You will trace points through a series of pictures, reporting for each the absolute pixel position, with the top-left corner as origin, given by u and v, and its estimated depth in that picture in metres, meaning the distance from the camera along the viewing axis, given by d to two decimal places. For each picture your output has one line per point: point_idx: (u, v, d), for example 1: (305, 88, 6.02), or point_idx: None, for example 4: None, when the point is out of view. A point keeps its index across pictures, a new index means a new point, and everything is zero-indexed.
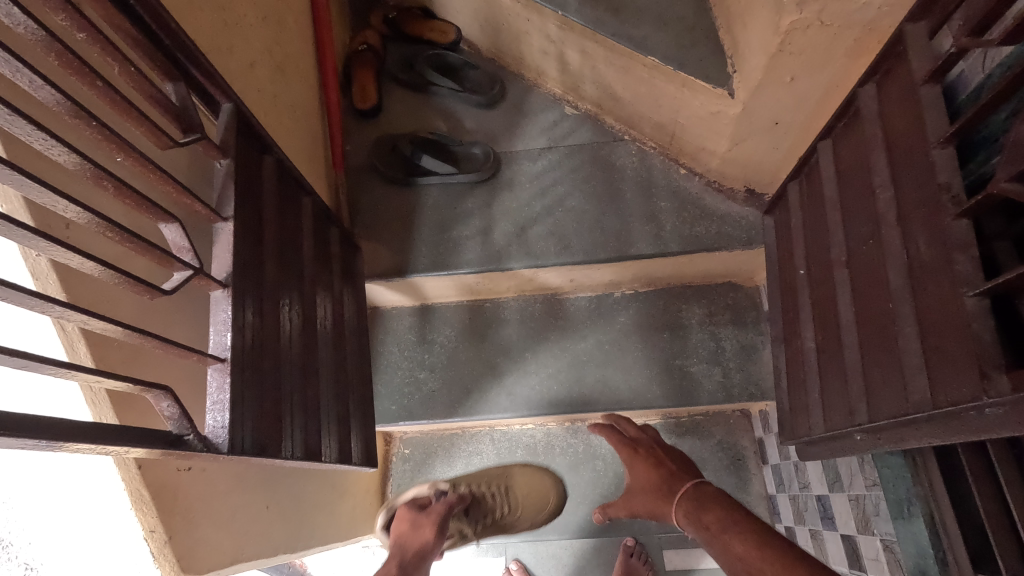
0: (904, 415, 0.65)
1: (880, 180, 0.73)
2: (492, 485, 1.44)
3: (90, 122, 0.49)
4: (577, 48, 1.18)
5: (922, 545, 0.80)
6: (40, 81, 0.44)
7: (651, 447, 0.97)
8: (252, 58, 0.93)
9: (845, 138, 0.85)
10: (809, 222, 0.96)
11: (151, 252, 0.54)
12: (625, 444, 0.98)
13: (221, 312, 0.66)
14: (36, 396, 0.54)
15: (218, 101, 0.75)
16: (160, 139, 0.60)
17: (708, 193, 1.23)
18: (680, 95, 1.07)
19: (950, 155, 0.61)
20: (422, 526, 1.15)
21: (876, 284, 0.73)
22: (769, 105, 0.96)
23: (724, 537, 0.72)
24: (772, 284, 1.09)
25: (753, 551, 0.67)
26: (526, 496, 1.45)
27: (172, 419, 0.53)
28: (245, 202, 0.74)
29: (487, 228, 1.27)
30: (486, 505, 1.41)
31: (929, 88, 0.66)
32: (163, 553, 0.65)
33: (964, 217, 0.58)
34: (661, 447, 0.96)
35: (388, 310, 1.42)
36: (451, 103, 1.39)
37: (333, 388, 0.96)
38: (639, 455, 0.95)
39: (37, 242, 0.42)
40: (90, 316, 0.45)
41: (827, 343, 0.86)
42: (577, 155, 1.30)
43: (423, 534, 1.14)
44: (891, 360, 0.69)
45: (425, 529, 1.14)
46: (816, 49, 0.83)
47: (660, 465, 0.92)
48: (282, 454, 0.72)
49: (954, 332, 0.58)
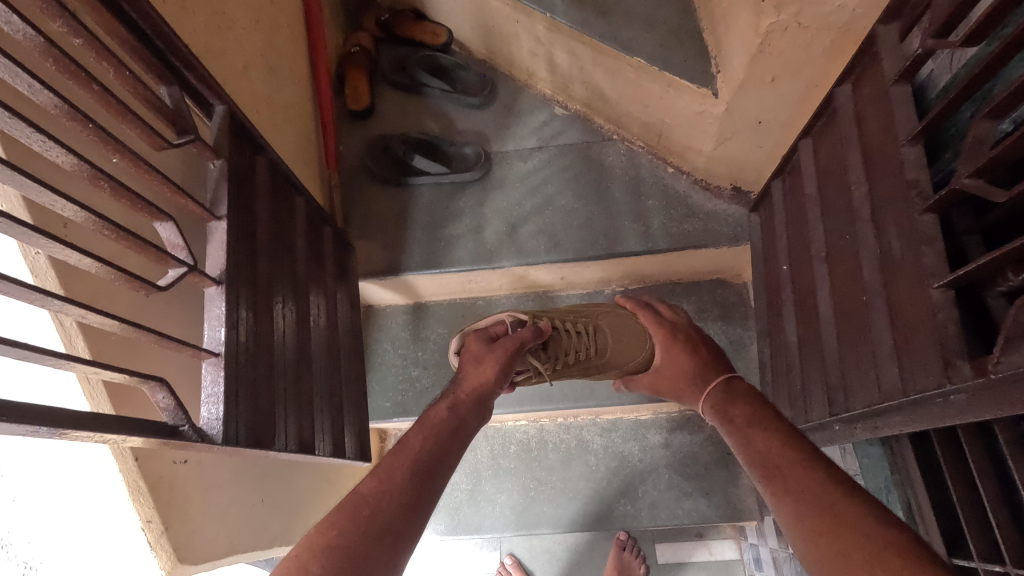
0: (877, 403, 0.68)
1: (855, 177, 0.75)
2: (580, 322, 0.98)
3: (86, 124, 0.51)
4: (565, 49, 1.20)
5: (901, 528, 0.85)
6: (38, 85, 0.46)
7: (690, 332, 0.94)
8: (245, 61, 0.95)
9: (825, 136, 0.87)
10: (791, 219, 0.98)
11: (146, 250, 0.56)
12: (662, 328, 0.94)
13: (215, 308, 0.68)
14: (37, 387, 0.56)
15: (211, 103, 0.77)
16: (154, 140, 0.62)
17: (696, 191, 1.25)
18: (665, 95, 1.09)
19: (918, 153, 0.64)
20: (495, 351, 0.86)
21: (852, 278, 0.76)
22: (752, 104, 0.98)
23: (750, 431, 0.73)
24: (758, 280, 1.11)
25: (776, 449, 0.69)
26: (619, 342, 0.97)
27: (167, 410, 0.55)
28: (238, 201, 0.76)
29: (478, 226, 1.29)
30: (567, 341, 0.95)
31: (899, 88, 0.68)
32: (160, 543, 0.67)
33: (931, 212, 0.61)
34: (703, 336, 0.93)
35: (382, 308, 1.44)
36: (443, 104, 1.41)
37: (327, 384, 0.98)
38: (677, 343, 0.92)
39: (37, 239, 0.44)
40: (88, 310, 0.47)
41: (808, 336, 0.89)
42: (567, 154, 1.32)
43: (491, 373, 0.84)
44: (866, 351, 0.72)
45: (496, 366, 0.84)
46: (795, 50, 0.85)
47: (698, 349, 0.91)
48: (275, 446, 0.74)
49: (921, 323, 0.60)
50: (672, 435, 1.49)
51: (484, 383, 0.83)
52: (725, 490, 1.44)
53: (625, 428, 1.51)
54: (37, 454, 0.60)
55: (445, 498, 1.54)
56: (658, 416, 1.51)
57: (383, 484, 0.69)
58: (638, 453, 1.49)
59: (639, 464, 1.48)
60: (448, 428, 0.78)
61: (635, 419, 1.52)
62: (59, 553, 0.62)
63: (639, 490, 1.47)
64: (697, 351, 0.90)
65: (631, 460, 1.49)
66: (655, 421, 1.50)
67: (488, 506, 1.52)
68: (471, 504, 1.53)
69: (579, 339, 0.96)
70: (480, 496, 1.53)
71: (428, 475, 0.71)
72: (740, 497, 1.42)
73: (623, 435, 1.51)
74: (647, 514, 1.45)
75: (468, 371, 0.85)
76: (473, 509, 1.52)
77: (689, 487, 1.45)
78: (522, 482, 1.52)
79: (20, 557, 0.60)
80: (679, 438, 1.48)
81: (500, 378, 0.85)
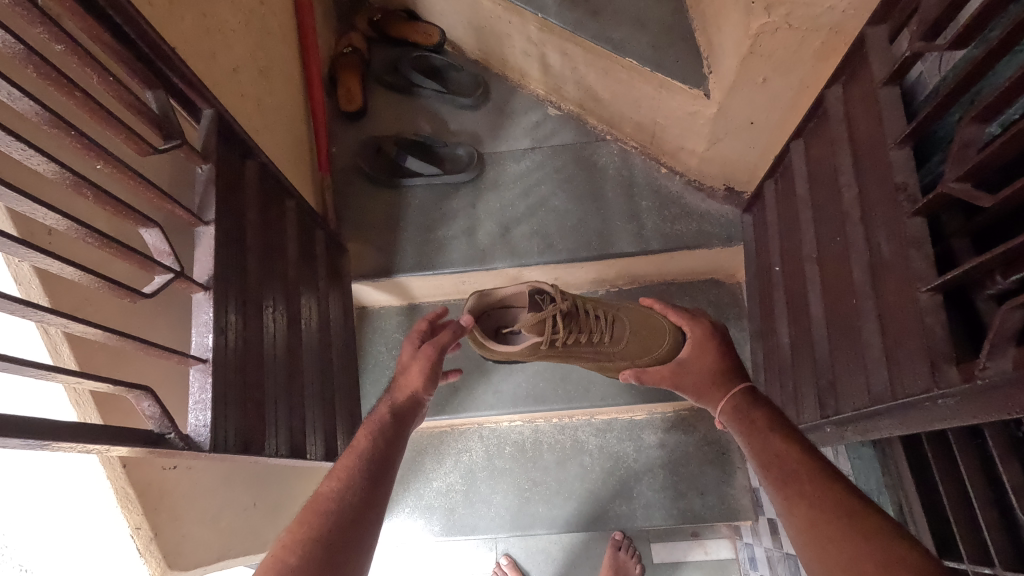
0: (867, 406, 0.68)
1: (845, 179, 0.75)
2: (602, 308, 0.97)
3: (68, 131, 0.50)
4: (557, 50, 1.19)
5: None
6: (18, 92, 0.45)
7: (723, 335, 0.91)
8: (234, 64, 0.95)
9: (815, 137, 0.87)
10: (783, 220, 0.98)
11: (131, 257, 0.56)
12: (699, 327, 0.91)
13: (203, 314, 0.67)
14: (26, 396, 0.56)
15: (198, 107, 0.76)
16: (139, 145, 0.61)
17: (689, 191, 1.24)
18: (658, 95, 1.09)
19: (907, 155, 0.64)
20: (422, 357, 0.83)
21: (842, 280, 0.76)
22: (744, 105, 0.98)
23: (770, 437, 0.71)
24: (751, 280, 1.11)
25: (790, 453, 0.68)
26: (638, 332, 0.97)
27: (152, 418, 0.55)
28: (227, 206, 0.76)
29: (471, 227, 1.29)
30: (586, 323, 0.93)
31: (888, 90, 0.68)
32: (149, 549, 0.67)
33: (919, 215, 0.60)
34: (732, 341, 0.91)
35: (376, 310, 1.44)
36: (436, 105, 1.40)
37: (319, 387, 0.98)
38: (712, 343, 0.89)
39: (16, 249, 0.44)
40: (70, 320, 0.47)
41: (800, 337, 0.89)
42: (560, 155, 1.32)
43: (419, 381, 0.82)
44: (856, 353, 0.72)
45: (424, 374, 0.82)
46: (786, 51, 0.85)
47: (729, 353, 0.88)
48: (266, 451, 0.74)
49: (910, 326, 0.60)
50: (667, 435, 1.49)
51: (414, 391, 0.82)
52: (720, 489, 1.44)
53: (620, 428, 1.52)
54: (21, 461, 0.59)
55: (440, 499, 1.54)
56: (653, 416, 1.51)
57: (344, 480, 0.69)
58: (633, 453, 1.49)
59: (634, 464, 1.48)
60: (397, 417, 0.79)
61: (630, 419, 1.52)
62: (51, 555, 0.62)
63: (635, 490, 1.47)
64: (728, 354, 0.88)
65: (626, 460, 1.49)
66: (650, 421, 1.50)
67: (484, 507, 1.51)
68: (467, 505, 1.52)
69: (595, 322, 0.95)
70: (475, 497, 1.52)
71: (385, 463, 0.72)
72: (735, 497, 1.43)
73: (618, 436, 1.51)
74: (642, 515, 1.45)
75: (399, 377, 0.83)
76: (468, 509, 1.52)
77: (684, 487, 1.45)
78: (517, 482, 1.52)
79: (16, 558, 0.60)
80: (674, 438, 1.49)
81: (428, 385, 0.83)
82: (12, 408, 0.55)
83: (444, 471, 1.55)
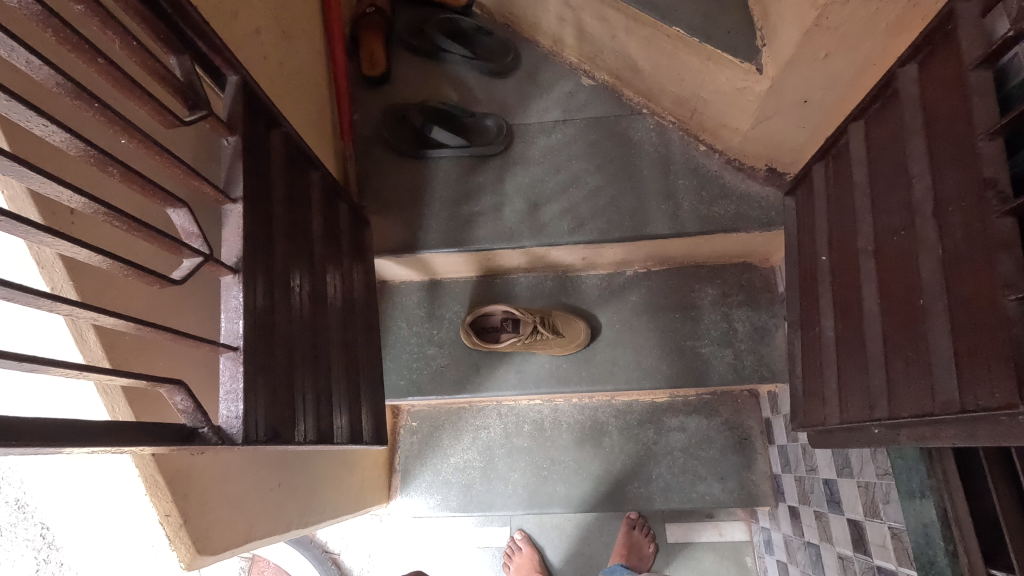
0: (927, 413, 0.64)
1: (917, 169, 0.69)
2: (552, 317, 1.28)
3: (91, 103, 0.46)
4: (596, 15, 1.13)
5: (926, 524, 0.78)
6: (38, 60, 0.41)
7: None
8: (257, 24, 0.88)
9: (877, 120, 0.80)
10: (831, 206, 0.92)
11: (160, 240, 0.52)
12: None
13: (232, 298, 0.64)
14: (58, 397, 0.54)
15: (223, 73, 0.71)
16: (165, 117, 0.57)
17: (728, 171, 1.18)
18: (705, 69, 1.02)
19: (998, 148, 0.58)
20: None
21: (903, 277, 0.71)
22: (799, 82, 0.91)
23: None
24: (790, 268, 1.06)
25: None
26: (568, 331, 1.29)
27: (186, 413, 0.53)
28: (254, 181, 0.72)
29: (499, 204, 1.24)
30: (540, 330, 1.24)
31: (980, 74, 0.61)
32: (179, 536, 0.64)
33: (1009, 215, 0.55)
34: None
35: (397, 284, 1.40)
36: (463, 71, 1.34)
37: (344, 366, 0.94)
38: None
39: (41, 237, 0.40)
40: (99, 313, 0.44)
41: (846, 333, 0.84)
42: (593, 129, 1.25)
43: None
44: (915, 356, 0.67)
45: None
46: (854, 25, 0.78)
47: None
48: (296, 439, 0.71)
49: (990, 334, 0.56)
50: (689, 418, 1.47)
51: None
52: (740, 474, 1.42)
53: (640, 410, 1.49)
54: (52, 468, 0.59)
55: (457, 475, 1.53)
56: (674, 399, 1.49)
57: None
58: (654, 437, 1.47)
59: (654, 446, 1.46)
60: None
61: (650, 402, 1.49)
62: (65, 528, 0.64)
63: (653, 472, 1.45)
64: None
65: (646, 443, 1.47)
66: (672, 404, 1.48)
67: (501, 484, 1.51)
68: (484, 482, 1.52)
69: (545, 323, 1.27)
70: (493, 473, 1.52)
71: None
72: (755, 483, 1.41)
73: (638, 419, 1.49)
74: (661, 496, 1.43)
75: None
76: (486, 486, 1.51)
77: (703, 471, 1.43)
78: (534, 460, 1.51)
79: (37, 519, 0.64)
80: (695, 422, 1.47)
81: None
82: (55, 410, 0.55)
83: (461, 447, 1.55)
